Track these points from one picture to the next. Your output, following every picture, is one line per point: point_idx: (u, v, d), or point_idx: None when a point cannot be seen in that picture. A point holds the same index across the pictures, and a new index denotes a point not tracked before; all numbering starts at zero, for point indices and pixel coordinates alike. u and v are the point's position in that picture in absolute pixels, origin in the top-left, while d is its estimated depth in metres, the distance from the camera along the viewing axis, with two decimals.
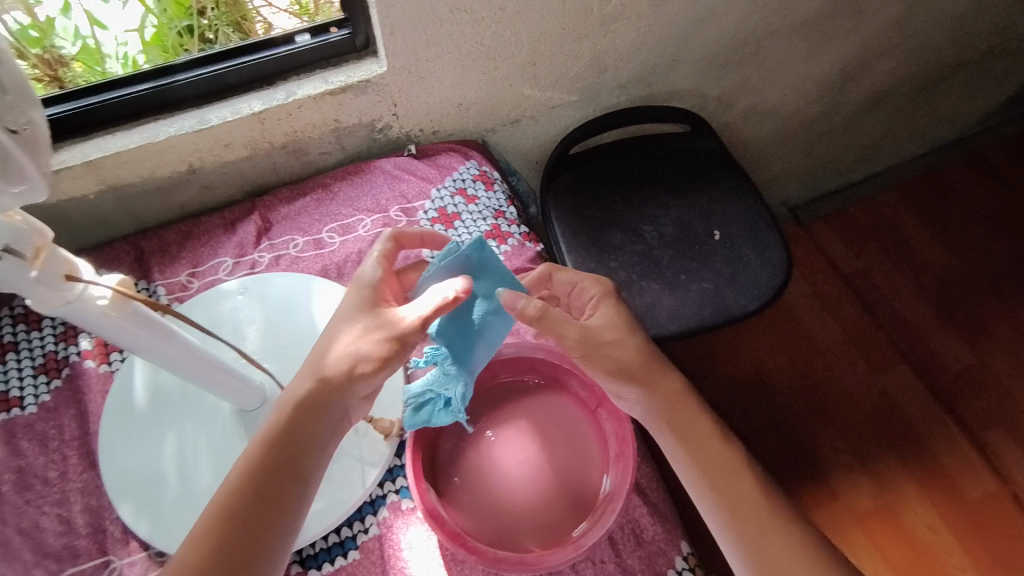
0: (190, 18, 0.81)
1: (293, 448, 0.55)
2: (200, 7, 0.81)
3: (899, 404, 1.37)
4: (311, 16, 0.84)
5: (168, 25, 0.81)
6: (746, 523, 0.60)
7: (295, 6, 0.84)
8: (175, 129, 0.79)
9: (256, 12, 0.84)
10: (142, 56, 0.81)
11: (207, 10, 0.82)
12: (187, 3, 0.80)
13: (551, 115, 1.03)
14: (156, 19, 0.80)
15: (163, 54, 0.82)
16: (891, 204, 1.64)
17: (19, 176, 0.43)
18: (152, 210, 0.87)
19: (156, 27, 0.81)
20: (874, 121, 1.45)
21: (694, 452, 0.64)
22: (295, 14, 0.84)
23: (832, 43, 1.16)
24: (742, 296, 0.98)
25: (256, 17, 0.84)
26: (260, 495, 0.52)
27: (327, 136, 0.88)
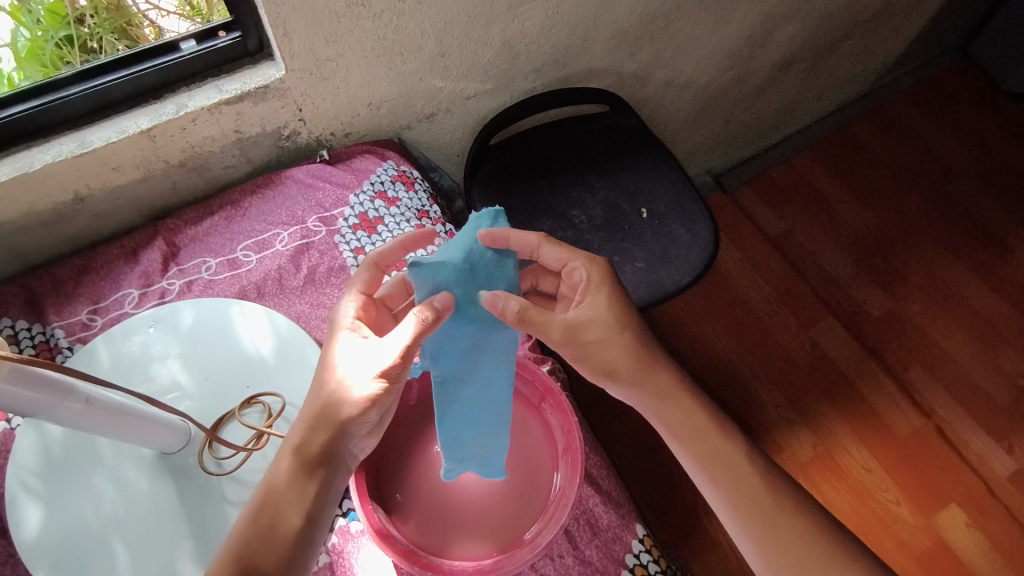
0: (68, 28, 0.75)
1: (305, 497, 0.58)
2: (77, 15, 0.75)
3: (829, 356, 1.43)
4: (205, 18, 0.79)
5: (43, 37, 0.74)
6: (723, 474, 0.65)
7: (185, 7, 0.78)
8: (53, 155, 0.72)
9: (142, 17, 0.77)
10: (17, 73, 0.74)
11: (85, 18, 0.76)
12: (61, 12, 0.75)
13: (467, 106, 1.00)
14: (30, 31, 0.74)
15: (42, 69, 0.74)
16: (806, 164, 1.71)
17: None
18: (40, 245, 0.79)
19: (31, 41, 0.74)
20: (783, 85, 1.49)
21: (667, 414, 0.67)
22: (186, 16, 0.79)
23: (736, 13, 1.18)
24: (675, 272, 0.99)
25: (143, 22, 0.78)
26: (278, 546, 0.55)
27: (229, 148, 0.82)
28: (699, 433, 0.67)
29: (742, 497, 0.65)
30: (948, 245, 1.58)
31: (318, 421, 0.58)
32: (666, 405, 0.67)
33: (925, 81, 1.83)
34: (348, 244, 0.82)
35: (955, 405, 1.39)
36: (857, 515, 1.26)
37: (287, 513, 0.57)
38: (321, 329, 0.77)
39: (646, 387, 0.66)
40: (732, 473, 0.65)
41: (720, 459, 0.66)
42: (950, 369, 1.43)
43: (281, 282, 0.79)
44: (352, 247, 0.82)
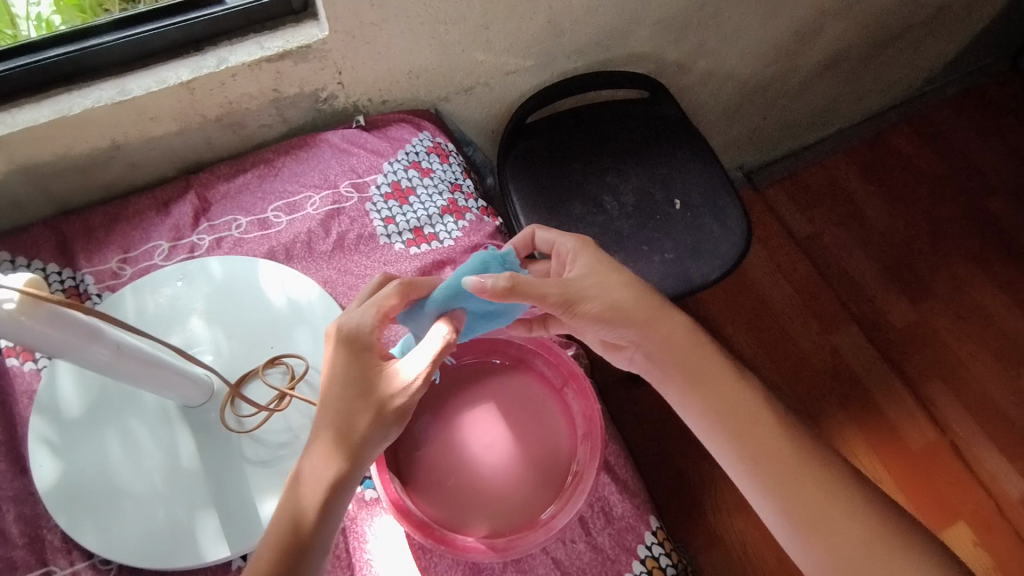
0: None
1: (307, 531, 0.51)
2: None
3: (848, 363, 1.41)
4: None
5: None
6: (732, 430, 0.62)
7: None
8: (93, 100, 0.71)
9: None
10: (58, 16, 0.74)
11: None
12: None
13: (506, 82, 0.98)
14: None
15: (81, 14, 0.74)
16: (840, 166, 1.67)
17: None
18: (73, 190, 0.79)
19: None
20: (825, 84, 1.46)
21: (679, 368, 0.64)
22: None
23: (787, 6, 1.15)
24: (704, 265, 0.97)
25: None
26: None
27: (266, 107, 0.82)
28: (719, 393, 0.63)
29: (760, 459, 0.61)
30: (979, 260, 1.54)
31: (317, 450, 0.53)
32: (676, 360, 0.64)
33: (970, 91, 1.78)
34: (379, 213, 0.81)
35: (971, 422, 1.36)
36: None
37: (294, 545, 0.51)
38: (347, 296, 0.76)
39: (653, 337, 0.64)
40: (751, 434, 0.62)
41: (743, 422, 0.62)
42: (970, 386, 1.40)
43: (310, 246, 0.79)
44: (382, 216, 0.81)
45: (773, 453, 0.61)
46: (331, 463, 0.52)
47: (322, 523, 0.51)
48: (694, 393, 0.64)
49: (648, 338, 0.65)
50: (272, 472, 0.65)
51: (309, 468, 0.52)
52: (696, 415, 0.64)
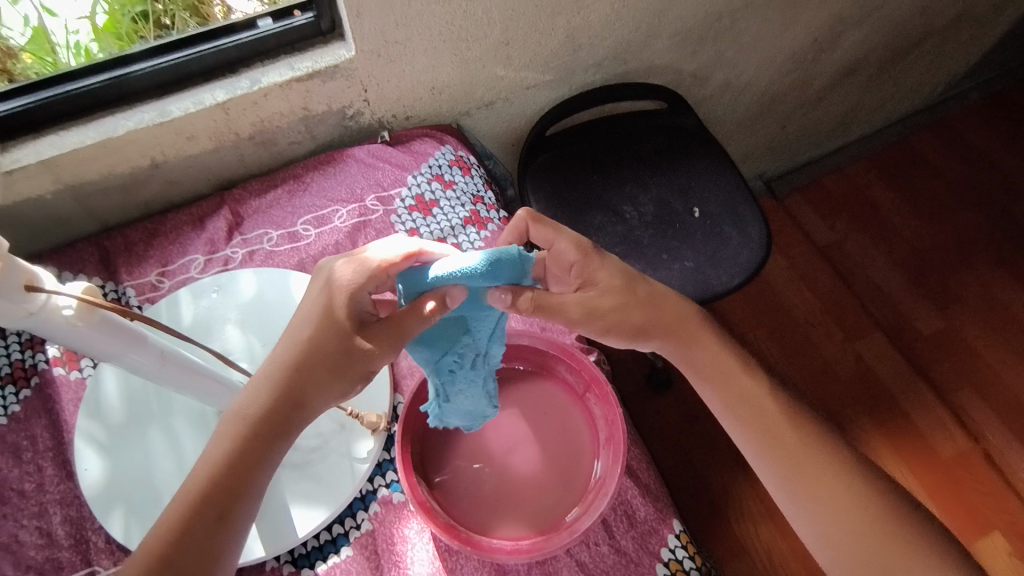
0: (143, 3, 0.79)
1: (247, 470, 0.51)
2: None
3: (874, 371, 1.40)
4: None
5: (121, 11, 0.78)
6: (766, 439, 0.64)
7: None
8: (135, 122, 0.75)
9: None
10: (95, 44, 0.78)
11: None
12: None
13: (526, 96, 1.01)
14: (108, 5, 0.78)
15: (117, 42, 0.78)
16: (862, 173, 1.66)
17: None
18: (116, 208, 0.83)
19: (108, 14, 0.78)
20: (845, 92, 1.46)
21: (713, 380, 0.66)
22: None
23: (804, 16, 1.16)
24: (724, 273, 0.98)
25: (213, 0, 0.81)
26: (218, 519, 0.49)
27: (296, 124, 0.85)
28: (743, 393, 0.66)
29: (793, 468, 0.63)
30: (1009, 265, 1.52)
31: (272, 383, 0.53)
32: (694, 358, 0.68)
33: (995, 96, 1.76)
34: (404, 225, 0.84)
35: (1005, 430, 1.33)
36: None
37: (226, 478, 0.50)
38: None
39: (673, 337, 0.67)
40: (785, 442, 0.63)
41: (771, 429, 0.64)
42: (1002, 393, 1.37)
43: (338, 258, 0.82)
44: (407, 228, 0.84)
45: (802, 456, 0.63)
46: (287, 399, 0.53)
47: (254, 459, 0.51)
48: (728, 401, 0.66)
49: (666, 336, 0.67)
50: (303, 475, 0.67)
51: (260, 399, 0.53)
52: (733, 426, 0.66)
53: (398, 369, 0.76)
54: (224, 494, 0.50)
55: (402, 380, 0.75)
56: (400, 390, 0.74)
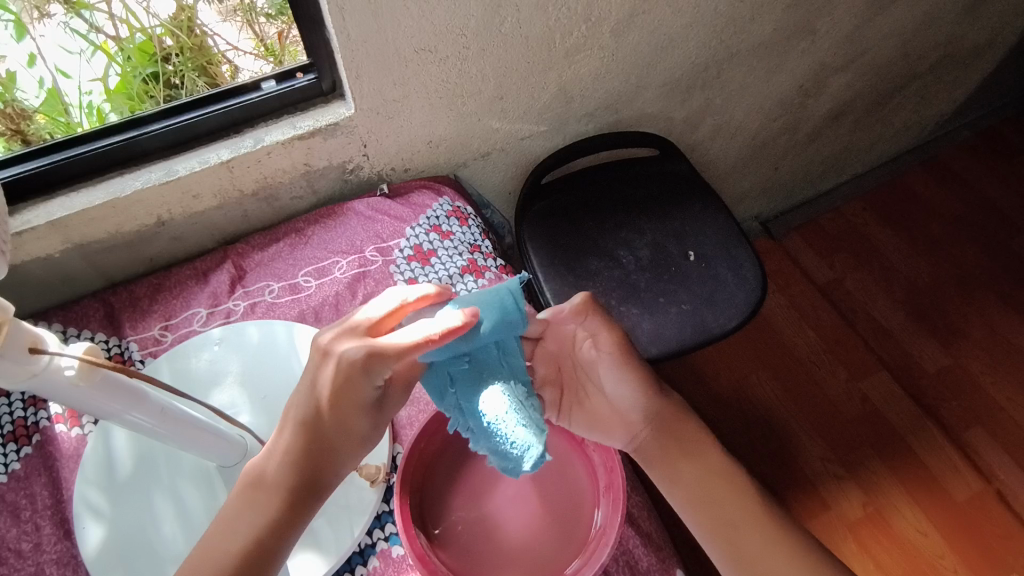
0: (155, 65, 0.82)
1: (279, 505, 0.54)
2: (165, 54, 0.82)
3: (880, 409, 1.39)
4: (277, 58, 0.85)
5: (132, 73, 0.82)
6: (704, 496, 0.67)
7: (260, 48, 0.85)
8: (143, 182, 0.78)
9: (221, 57, 0.84)
10: (108, 104, 0.82)
11: (171, 57, 0.82)
12: (151, 51, 0.81)
13: (521, 146, 1.04)
14: (120, 67, 0.81)
15: (129, 102, 0.82)
16: (858, 213, 1.68)
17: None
18: (122, 264, 0.85)
19: (121, 76, 0.81)
20: (835, 134, 1.49)
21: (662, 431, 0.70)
22: (261, 55, 0.85)
23: (789, 63, 1.19)
24: (721, 315, 0.99)
25: (221, 61, 0.85)
26: (249, 548, 0.53)
27: (298, 180, 0.88)
28: (715, 488, 0.67)
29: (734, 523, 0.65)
30: (1009, 300, 1.52)
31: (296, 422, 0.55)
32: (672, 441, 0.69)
33: (985, 133, 1.80)
34: (402, 274, 0.85)
35: (1017, 469, 1.31)
36: None
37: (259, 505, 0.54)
38: None
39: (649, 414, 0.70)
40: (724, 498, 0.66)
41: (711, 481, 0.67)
42: (1012, 431, 1.36)
43: (338, 308, 0.83)
44: (406, 278, 0.85)
45: None
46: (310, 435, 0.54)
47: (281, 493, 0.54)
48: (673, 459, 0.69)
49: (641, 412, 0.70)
50: None
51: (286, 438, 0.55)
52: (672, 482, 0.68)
53: (397, 418, 0.76)
54: (256, 526, 0.53)
55: (402, 429, 0.76)
56: (400, 440, 0.75)
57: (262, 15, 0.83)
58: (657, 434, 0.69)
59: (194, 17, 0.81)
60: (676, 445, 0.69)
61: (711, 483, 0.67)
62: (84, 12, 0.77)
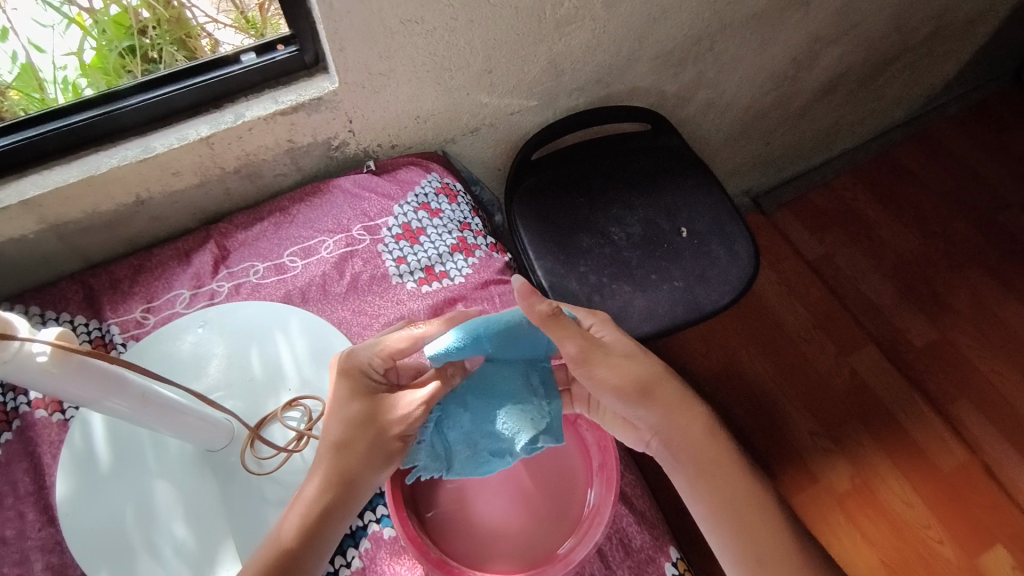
0: (131, 38, 0.78)
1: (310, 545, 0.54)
2: (141, 26, 0.78)
3: (870, 384, 1.39)
4: (258, 31, 0.81)
5: (108, 46, 0.78)
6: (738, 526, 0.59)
7: (241, 20, 0.81)
8: (119, 159, 0.75)
9: (200, 30, 0.80)
10: (84, 79, 0.78)
11: (147, 29, 0.79)
12: (126, 23, 0.77)
13: (511, 121, 1.01)
14: (95, 41, 0.77)
15: (106, 77, 0.78)
16: (849, 188, 1.68)
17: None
18: (100, 244, 0.83)
19: (96, 50, 0.78)
20: (828, 107, 1.47)
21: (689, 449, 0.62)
22: (241, 29, 0.81)
23: (782, 35, 1.17)
24: (714, 292, 0.98)
25: (201, 34, 0.81)
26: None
27: (281, 157, 0.85)
28: (744, 511, 0.59)
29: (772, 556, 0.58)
30: (999, 275, 1.52)
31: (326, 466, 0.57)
32: (696, 459, 0.61)
33: (976, 107, 1.79)
34: (391, 254, 0.84)
35: (1003, 441, 1.33)
36: (898, 554, 1.21)
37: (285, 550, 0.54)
38: (362, 336, 0.78)
39: (672, 427, 0.62)
40: (758, 525, 0.59)
41: (745, 505, 0.59)
42: (998, 404, 1.37)
43: (325, 288, 0.81)
44: (394, 257, 0.83)
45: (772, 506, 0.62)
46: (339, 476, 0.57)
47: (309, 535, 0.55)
48: (703, 481, 0.61)
49: (667, 423, 0.62)
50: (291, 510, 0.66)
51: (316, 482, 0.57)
52: (703, 508, 0.60)
53: None
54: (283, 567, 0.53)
55: None
56: None
57: None
58: (682, 449, 0.62)
59: None
60: (704, 462, 0.61)
61: (746, 509, 0.59)
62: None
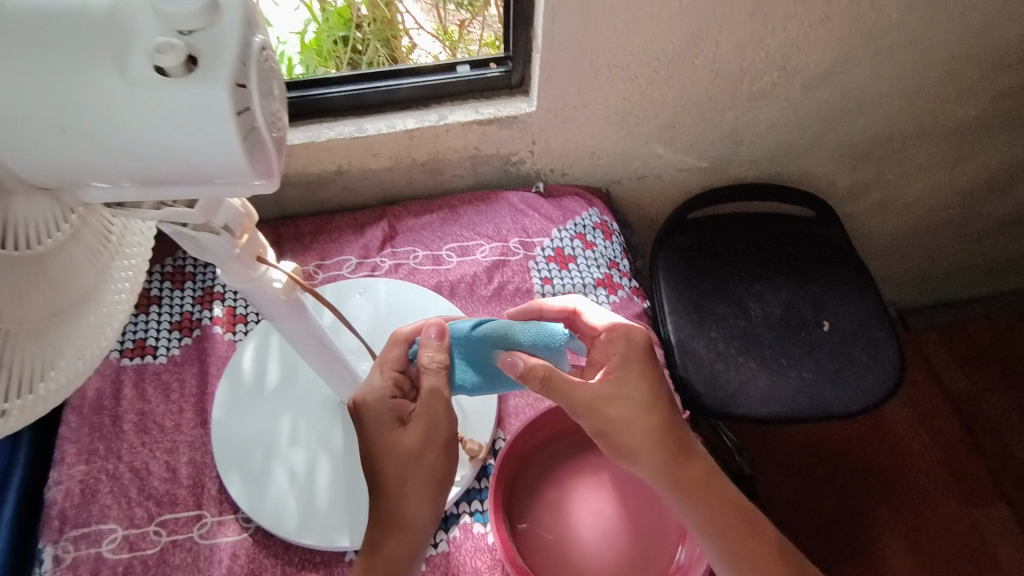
0: (348, 30, 0.87)
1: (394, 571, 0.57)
2: (358, 21, 0.86)
3: (989, 542, 1.26)
4: (454, 44, 0.88)
5: (327, 33, 0.86)
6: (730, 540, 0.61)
7: (440, 32, 0.88)
8: (336, 133, 0.85)
9: (405, 33, 0.88)
10: (298, 56, 0.86)
11: (363, 25, 0.87)
12: (348, 16, 0.86)
13: (677, 177, 1.03)
14: (317, 26, 0.85)
15: (318, 57, 0.87)
16: (1012, 328, 1.54)
17: (268, 171, 0.36)
18: (295, 200, 0.93)
19: (316, 33, 0.86)
20: (1010, 238, 1.37)
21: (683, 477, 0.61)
22: (439, 38, 0.88)
23: (980, 155, 1.12)
24: (843, 395, 0.95)
25: (404, 37, 0.88)
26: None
27: (465, 160, 0.93)
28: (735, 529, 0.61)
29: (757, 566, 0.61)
30: None
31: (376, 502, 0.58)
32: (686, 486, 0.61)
33: None
34: (539, 273, 0.88)
35: None
36: None
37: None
38: None
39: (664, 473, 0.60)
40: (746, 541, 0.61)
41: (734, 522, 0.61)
42: None
43: (472, 288, 0.88)
44: (541, 276, 0.88)
45: None
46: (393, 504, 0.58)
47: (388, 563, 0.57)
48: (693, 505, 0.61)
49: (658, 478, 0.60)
50: None
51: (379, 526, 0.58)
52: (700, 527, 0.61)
53: (504, 404, 0.78)
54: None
55: (505, 416, 0.77)
56: (503, 425, 0.77)
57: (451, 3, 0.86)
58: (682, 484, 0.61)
59: None
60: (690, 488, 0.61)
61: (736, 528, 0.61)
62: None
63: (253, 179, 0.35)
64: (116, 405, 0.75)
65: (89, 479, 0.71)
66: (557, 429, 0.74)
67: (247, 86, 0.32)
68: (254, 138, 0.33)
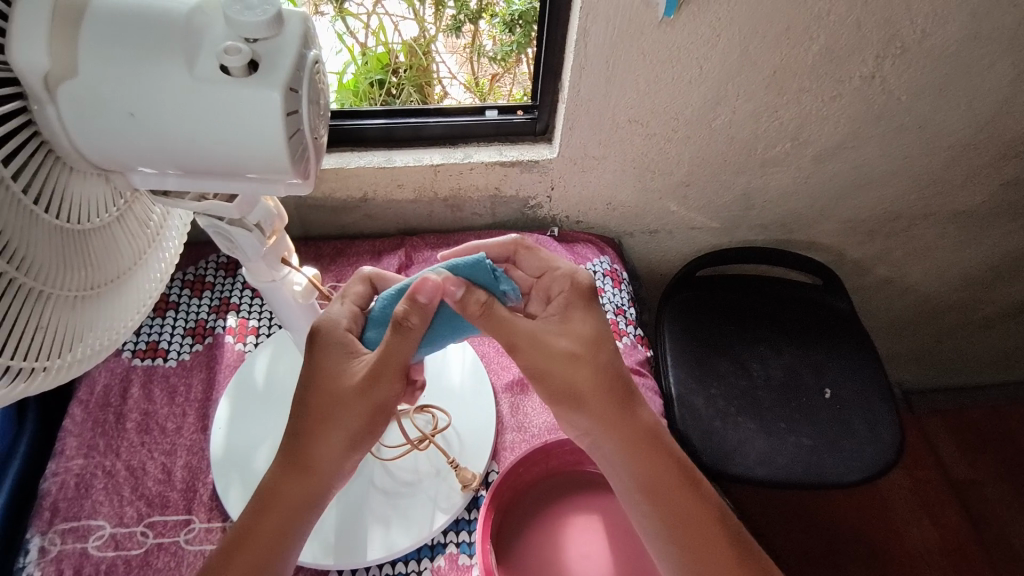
0: (385, 74, 0.92)
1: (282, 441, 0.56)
2: (395, 67, 0.92)
3: None
4: (482, 94, 0.94)
5: (365, 75, 0.92)
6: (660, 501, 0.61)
7: (472, 84, 0.94)
8: (366, 161, 0.89)
9: (438, 82, 0.94)
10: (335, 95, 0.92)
11: (399, 71, 0.93)
12: (385, 61, 0.92)
13: (688, 234, 1.06)
14: (356, 67, 0.91)
15: (353, 97, 0.92)
16: (1018, 419, 1.53)
17: (305, 171, 0.40)
18: (319, 223, 0.97)
19: (353, 74, 0.91)
20: (1016, 327, 1.38)
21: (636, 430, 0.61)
22: (471, 91, 0.94)
23: (987, 241, 1.14)
24: (840, 464, 0.94)
25: (437, 85, 0.94)
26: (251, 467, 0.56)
27: (485, 200, 0.96)
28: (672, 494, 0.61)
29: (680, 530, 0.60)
30: None
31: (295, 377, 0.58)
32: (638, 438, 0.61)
33: None
34: None
35: None
36: None
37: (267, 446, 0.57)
38: (497, 374, 0.84)
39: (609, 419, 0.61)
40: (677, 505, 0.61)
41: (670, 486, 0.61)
42: None
43: None
44: None
45: None
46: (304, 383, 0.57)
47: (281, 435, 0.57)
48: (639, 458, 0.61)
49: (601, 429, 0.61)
50: (393, 505, 0.70)
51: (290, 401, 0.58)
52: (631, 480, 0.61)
53: (501, 439, 0.79)
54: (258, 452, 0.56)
55: (501, 449, 0.78)
56: (498, 458, 0.77)
57: (485, 57, 0.91)
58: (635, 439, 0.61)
59: (433, 44, 0.91)
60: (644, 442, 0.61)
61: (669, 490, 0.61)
62: (347, 18, 0.87)
63: (293, 176, 0.39)
64: (121, 403, 0.77)
65: (85, 474, 0.71)
66: (550, 467, 0.74)
67: (298, 90, 0.36)
68: (298, 140, 0.38)
